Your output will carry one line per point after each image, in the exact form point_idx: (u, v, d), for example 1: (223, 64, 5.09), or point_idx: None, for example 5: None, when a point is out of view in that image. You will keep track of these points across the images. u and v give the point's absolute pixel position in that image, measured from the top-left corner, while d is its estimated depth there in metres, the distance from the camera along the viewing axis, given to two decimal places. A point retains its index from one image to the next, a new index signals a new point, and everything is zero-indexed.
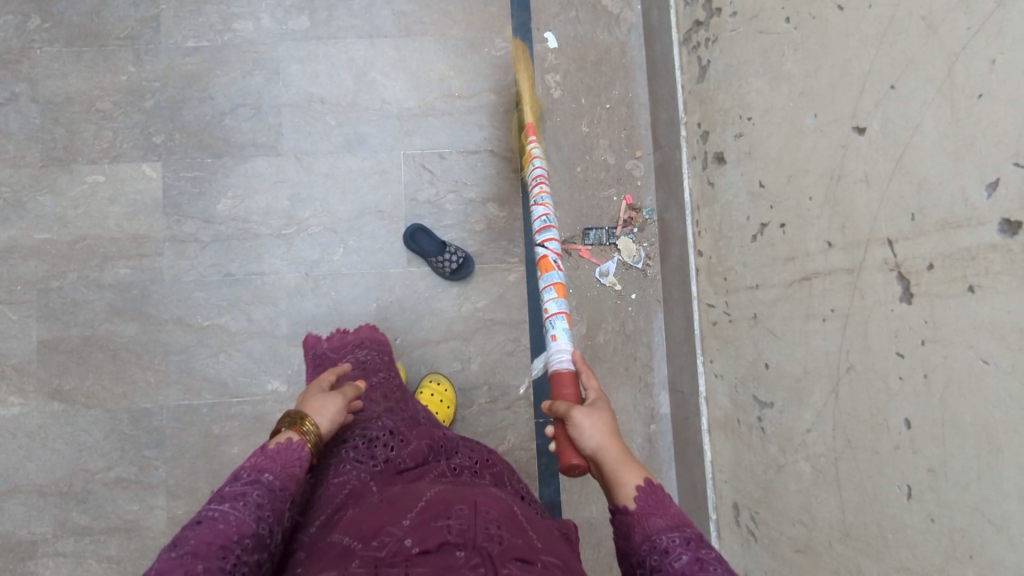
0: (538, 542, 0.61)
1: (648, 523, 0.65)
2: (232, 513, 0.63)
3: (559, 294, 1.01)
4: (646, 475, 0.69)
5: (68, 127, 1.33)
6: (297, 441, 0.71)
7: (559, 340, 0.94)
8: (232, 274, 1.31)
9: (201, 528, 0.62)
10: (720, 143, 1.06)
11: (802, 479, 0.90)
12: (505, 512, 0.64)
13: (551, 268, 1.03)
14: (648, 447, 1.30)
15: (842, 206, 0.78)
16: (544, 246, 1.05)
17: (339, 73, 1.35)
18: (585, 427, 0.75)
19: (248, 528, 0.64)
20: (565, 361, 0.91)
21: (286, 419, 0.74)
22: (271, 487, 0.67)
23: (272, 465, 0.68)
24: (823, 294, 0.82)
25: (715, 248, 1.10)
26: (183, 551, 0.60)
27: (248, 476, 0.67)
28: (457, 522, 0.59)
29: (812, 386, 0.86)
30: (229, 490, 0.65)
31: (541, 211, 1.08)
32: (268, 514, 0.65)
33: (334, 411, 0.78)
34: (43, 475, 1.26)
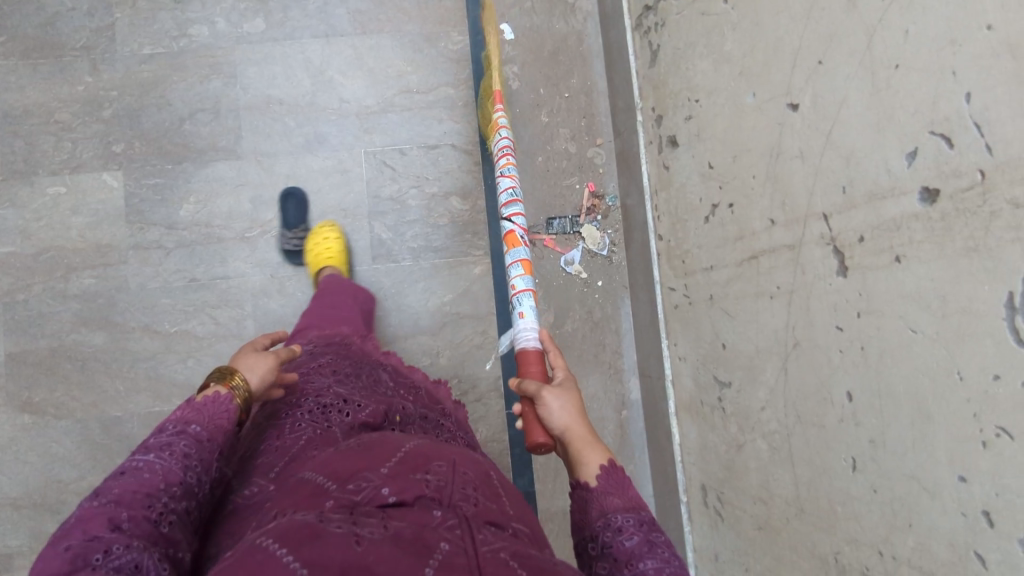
0: (511, 508, 0.62)
1: (604, 501, 0.64)
2: (158, 463, 0.62)
3: (525, 271, 1.07)
4: (608, 455, 0.69)
5: (27, 139, 1.33)
6: (223, 397, 0.69)
7: (527, 319, 1.00)
8: (197, 279, 1.32)
9: (124, 478, 0.60)
10: (672, 126, 1.07)
11: (760, 456, 0.90)
12: (483, 474, 0.65)
13: (517, 242, 1.10)
14: (620, 433, 1.31)
15: (783, 182, 0.78)
16: (511, 220, 1.12)
17: (296, 74, 1.35)
18: (555, 407, 0.75)
19: (175, 476, 0.62)
20: (530, 339, 0.95)
21: (215, 376, 0.72)
22: (198, 437, 0.65)
23: (200, 417, 0.67)
24: (770, 272, 0.83)
25: (673, 231, 1.10)
26: (105, 500, 0.58)
27: (174, 427, 0.65)
28: (435, 478, 0.60)
29: (765, 364, 0.87)
30: (154, 441, 0.64)
31: (506, 183, 1.14)
32: (195, 464, 0.64)
33: (267, 371, 0.75)
34: (15, 487, 1.26)
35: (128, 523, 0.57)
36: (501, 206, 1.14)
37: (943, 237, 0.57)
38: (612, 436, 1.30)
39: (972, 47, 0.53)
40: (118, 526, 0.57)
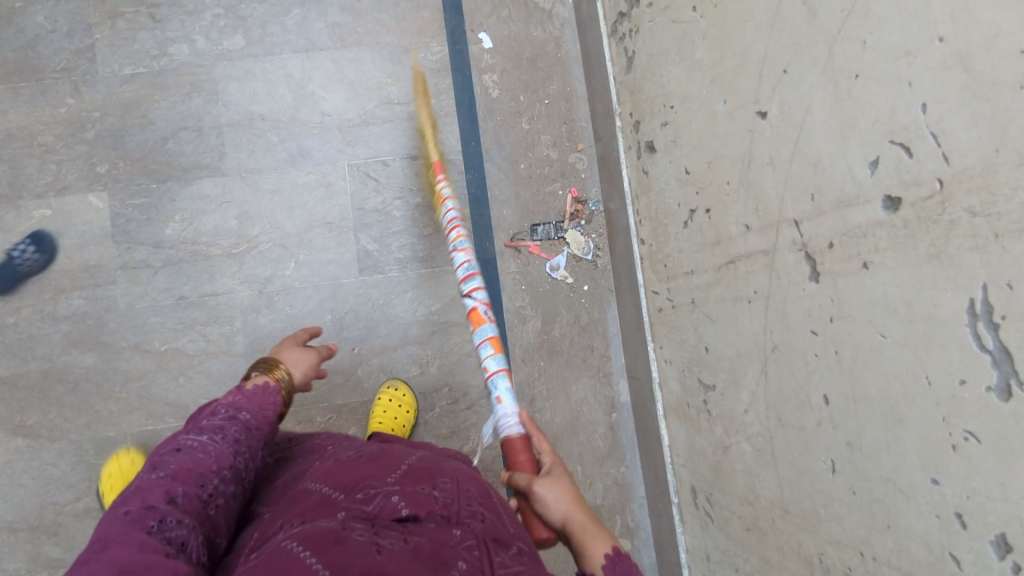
0: (513, 527, 0.62)
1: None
2: (211, 445, 0.65)
3: (497, 350, 0.93)
4: (612, 544, 0.66)
5: (11, 163, 1.33)
6: (270, 386, 0.73)
7: (506, 403, 0.86)
8: (186, 297, 1.32)
9: (181, 455, 0.63)
10: (650, 132, 1.07)
11: (745, 459, 0.91)
12: (486, 491, 0.65)
13: (483, 321, 0.95)
14: (610, 435, 1.32)
15: (755, 188, 0.78)
16: (471, 297, 0.97)
17: (277, 89, 1.35)
18: (550, 499, 0.71)
19: (225, 460, 0.65)
20: (514, 426, 0.82)
21: (259, 365, 0.76)
22: (248, 424, 0.69)
23: (250, 405, 0.70)
24: (746, 276, 0.83)
25: (655, 236, 1.11)
26: (164, 473, 0.62)
27: (226, 412, 0.68)
28: (443, 494, 0.61)
29: (746, 367, 0.88)
30: (208, 423, 0.67)
31: (462, 257, 1.01)
32: (244, 449, 0.67)
33: (308, 366, 0.81)
34: (12, 511, 1.27)
35: (182, 498, 0.60)
36: (459, 281, 0.99)
37: (907, 244, 0.58)
38: (603, 439, 1.31)
39: (926, 58, 0.54)
40: (173, 499, 0.60)
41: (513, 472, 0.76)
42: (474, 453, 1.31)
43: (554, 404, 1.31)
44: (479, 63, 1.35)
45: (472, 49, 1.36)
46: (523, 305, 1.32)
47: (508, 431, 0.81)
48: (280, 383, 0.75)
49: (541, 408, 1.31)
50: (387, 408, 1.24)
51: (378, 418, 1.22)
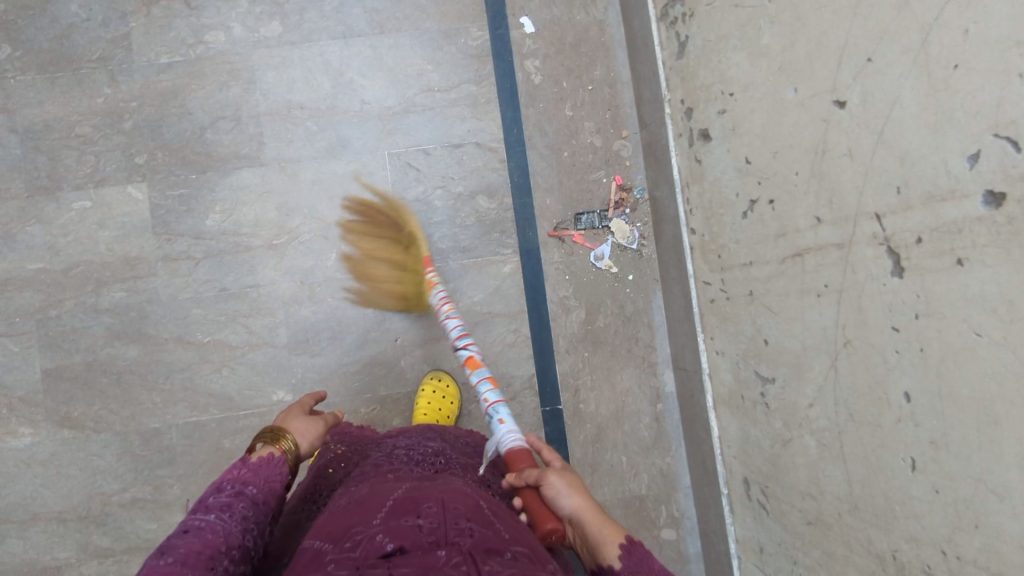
0: (507, 532, 0.65)
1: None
2: (219, 525, 0.68)
3: (494, 385, 0.97)
4: (626, 533, 0.68)
5: (50, 155, 1.32)
6: (276, 457, 0.78)
7: (506, 423, 0.88)
8: (228, 288, 1.31)
9: (190, 536, 0.67)
10: (704, 119, 1.05)
11: (809, 453, 0.90)
12: (473, 505, 0.68)
13: (478, 365, 1.00)
14: (656, 426, 1.31)
15: (829, 180, 0.76)
16: (464, 348, 1.03)
17: (315, 78, 1.33)
18: (559, 488, 0.73)
19: (235, 539, 0.69)
20: (513, 438, 0.85)
21: (265, 436, 0.81)
22: (255, 500, 0.73)
23: (255, 479, 0.74)
24: (816, 270, 0.82)
25: (707, 226, 1.09)
26: (173, 559, 0.64)
27: (232, 488, 0.72)
28: (428, 521, 0.62)
29: (813, 361, 0.86)
30: (214, 501, 0.71)
31: (451, 322, 1.06)
32: (252, 527, 0.71)
33: (314, 435, 0.87)
34: (60, 501, 1.29)
35: None
36: (452, 336, 1.05)
37: (1010, 241, 0.56)
38: (648, 429, 1.30)
39: None
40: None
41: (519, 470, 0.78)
42: None
43: (599, 395, 1.31)
44: (520, 48, 1.33)
45: (514, 34, 1.33)
46: (567, 295, 1.31)
47: (507, 442, 0.84)
48: (286, 454, 0.80)
49: (586, 398, 1.30)
50: (431, 400, 1.24)
51: (421, 410, 1.23)
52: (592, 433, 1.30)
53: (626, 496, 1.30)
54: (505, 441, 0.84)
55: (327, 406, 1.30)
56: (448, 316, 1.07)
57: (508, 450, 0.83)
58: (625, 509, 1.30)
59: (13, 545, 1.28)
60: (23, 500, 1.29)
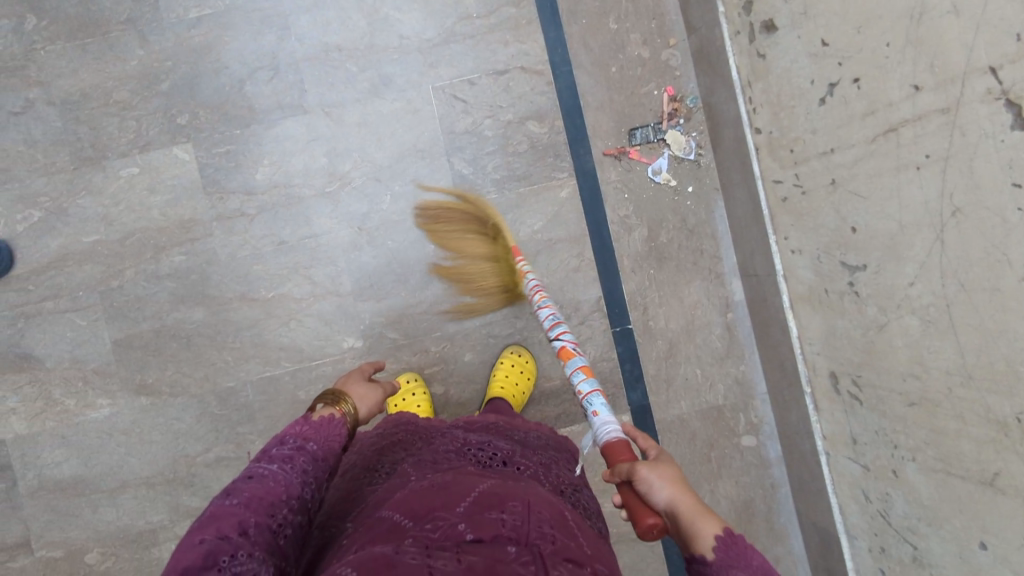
0: (589, 547, 0.64)
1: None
2: (281, 474, 0.70)
3: (588, 375, 0.94)
4: (726, 525, 0.62)
5: (91, 124, 1.30)
6: (336, 418, 0.80)
7: (602, 414, 0.84)
8: (286, 241, 1.30)
9: (254, 482, 0.68)
10: (768, 10, 1.03)
11: (910, 333, 0.89)
12: (558, 512, 0.66)
13: (572, 354, 0.97)
14: (728, 336, 1.30)
15: (930, 43, 0.76)
16: (560, 338, 0.99)
17: (350, 17, 1.30)
18: (653, 482, 0.66)
19: (294, 490, 0.70)
20: (614, 431, 0.80)
21: (326, 397, 0.83)
22: (315, 456, 0.74)
23: (316, 435, 0.76)
24: (915, 141, 0.81)
25: (775, 121, 1.07)
26: (238, 501, 0.66)
27: (294, 442, 0.74)
28: (511, 516, 0.62)
29: (912, 238, 0.84)
30: (277, 452, 0.72)
31: (547, 310, 1.04)
32: (311, 480, 0.72)
33: (373, 401, 0.89)
34: (146, 467, 1.30)
35: (254, 528, 0.64)
36: (546, 328, 1.02)
37: None
38: (720, 339, 1.30)
39: None
40: (245, 530, 0.64)
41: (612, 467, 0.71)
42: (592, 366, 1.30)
43: (669, 310, 1.30)
44: None
45: None
46: (628, 214, 1.30)
47: (606, 434, 0.80)
48: (346, 415, 0.82)
49: (655, 315, 1.30)
50: (509, 370, 1.25)
51: (499, 382, 1.23)
52: (665, 348, 1.30)
53: (703, 408, 1.30)
54: (602, 433, 0.80)
55: (397, 348, 1.31)
56: (541, 306, 1.05)
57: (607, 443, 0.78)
58: (703, 421, 1.30)
59: (106, 514, 1.30)
60: (110, 469, 1.30)
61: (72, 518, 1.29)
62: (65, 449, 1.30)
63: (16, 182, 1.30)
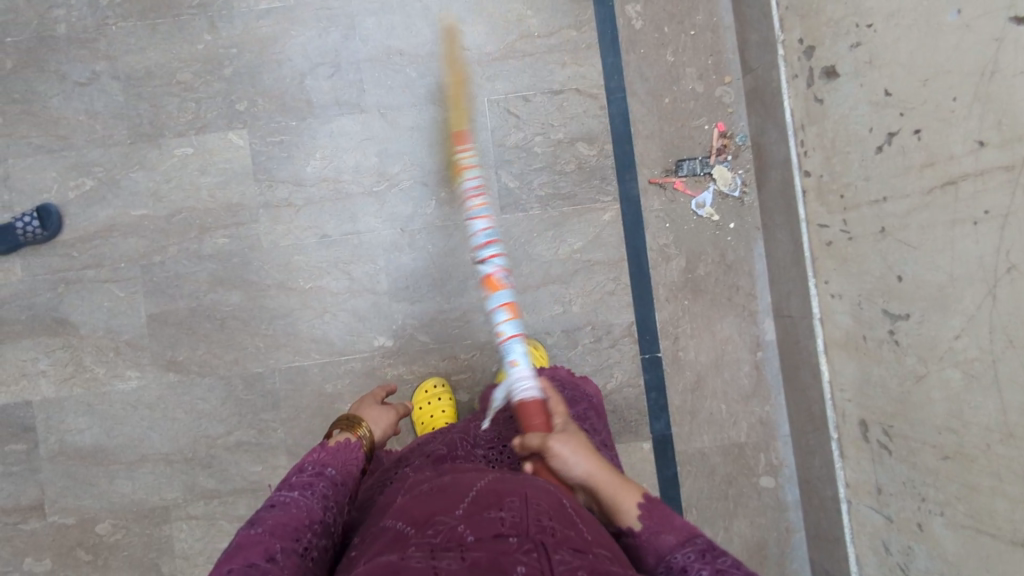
0: (590, 535, 0.64)
1: (659, 541, 0.70)
2: (302, 500, 0.72)
3: (511, 315, 1.02)
4: (643, 494, 0.74)
5: (152, 101, 1.33)
6: (353, 443, 0.82)
7: (519, 367, 0.89)
8: (329, 235, 1.32)
9: (276, 509, 0.70)
10: (831, 57, 1.04)
11: (950, 387, 0.89)
12: (556, 502, 0.66)
13: (500, 286, 1.07)
14: (756, 374, 1.30)
15: (1000, 101, 0.77)
16: (491, 263, 1.08)
17: (415, 24, 1.33)
18: (570, 459, 0.76)
19: (317, 514, 0.72)
20: (528, 389, 0.86)
21: (342, 424, 0.86)
22: (334, 480, 0.76)
23: (334, 461, 0.78)
24: (974, 196, 0.82)
25: (827, 166, 1.08)
26: (262, 529, 0.68)
27: (313, 469, 0.76)
28: (510, 514, 0.62)
29: (962, 292, 0.85)
30: (297, 479, 0.75)
31: (479, 224, 1.07)
32: (332, 504, 0.74)
33: (386, 423, 0.92)
34: (167, 443, 1.31)
35: (280, 554, 0.66)
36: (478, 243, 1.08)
37: None
38: (747, 377, 1.30)
39: None
40: (272, 556, 0.65)
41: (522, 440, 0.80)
42: (618, 390, 1.30)
43: (700, 343, 1.30)
44: None
45: None
46: (667, 243, 1.30)
47: (522, 394, 0.86)
48: (362, 439, 0.85)
49: (686, 346, 1.30)
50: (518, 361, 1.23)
51: None
52: (693, 380, 1.30)
53: (725, 443, 1.30)
54: (519, 391, 0.86)
55: (427, 351, 1.32)
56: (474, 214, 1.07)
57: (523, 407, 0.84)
58: (724, 457, 1.30)
59: (122, 486, 1.30)
60: (131, 442, 1.31)
61: (88, 486, 1.30)
62: (88, 417, 1.31)
63: (74, 151, 1.33)
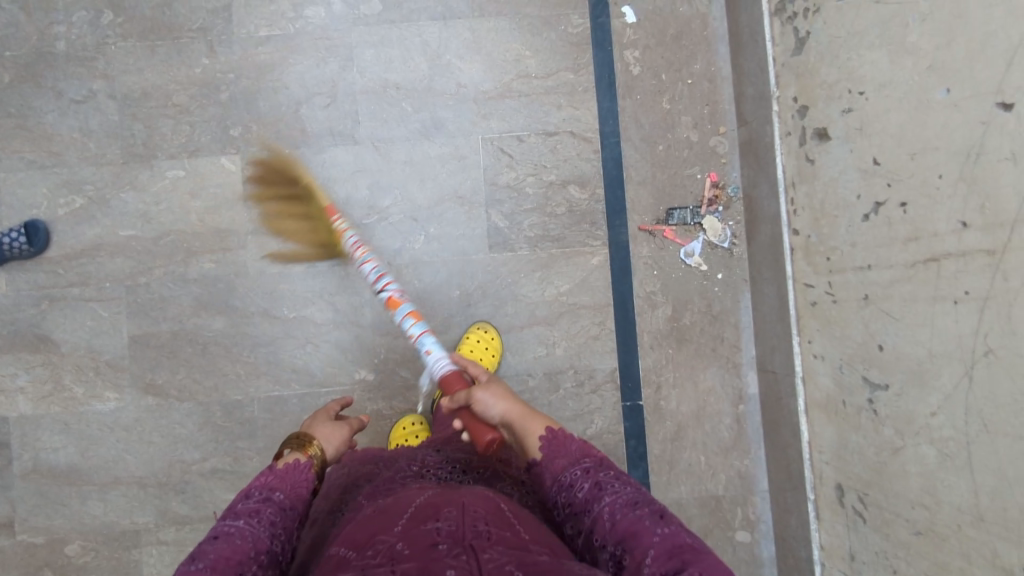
0: (527, 533, 0.64)
1: (554, 465, 0.76)
2: (247, 529, 0.70)
3: (416, 318, 1.01)
4: (548, 424, 0.80)
5: (146, 122, 1.33)
6: (302, 463, 0.79)
7: (433, 351, 0.96)
8: (315, 265, 1.32)
9: (220, 542, 0.68)
10: (823, 119, 1.03)
11: (925, 463, 0.88)
12: (493, 508, 0.67)
13: (399, 304, 1.03)
14: (736, 427, 1.29)
15: (984, 185, 0.76)
16: (385, 289, 1.05)
17: (412, 58, 1.33)
18: (489, 400, 0.84)
19: (263, 544, 0.70)
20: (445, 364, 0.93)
21: (292, 443, 0.83)
22: (281, 505, 0.74)
23: (282, 484, 0.76)
24: (956, 276, 0.81)
25: (815, 227, 1.07)
26: (204, 564, 0.66)
27: (259, 494, 0.74)
28: (445, 524, 0.62)
29: (940, 370, 0.84)
30: (243, 507, 0.72)
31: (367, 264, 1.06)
32: (280, 531, 0.72)
33: (339, 438, 0.89)
34: (141, 467, 1.30)
35: None
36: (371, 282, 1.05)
37: None
38: (728, 429, 1.29)
39: None
40: None
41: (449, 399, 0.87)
42: (597, 437, 1.29)
43: (682, 393, 1.29)
44: (621, 38, 1.31)
45: (615, 23, 1.31)
46: (654, 291, 1.30)
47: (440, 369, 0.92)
48: (313, 459, 0.82)
49: (667, 395, 1.29)
50: (473, 350, 1.24)
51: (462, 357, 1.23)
52: (674, 430, 1.29)
53: (702, 495, 1.29)
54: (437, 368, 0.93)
55: (407, 387, 1.31)
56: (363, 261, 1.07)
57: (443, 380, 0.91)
58: (700, 509, 1.28)
59: (93, 507, 1.29)
60: (106, 463, 1.30)
61: (60, 506, 1.29)
62: (64, 436, 1.30)
63: (66, 168, 1.33)
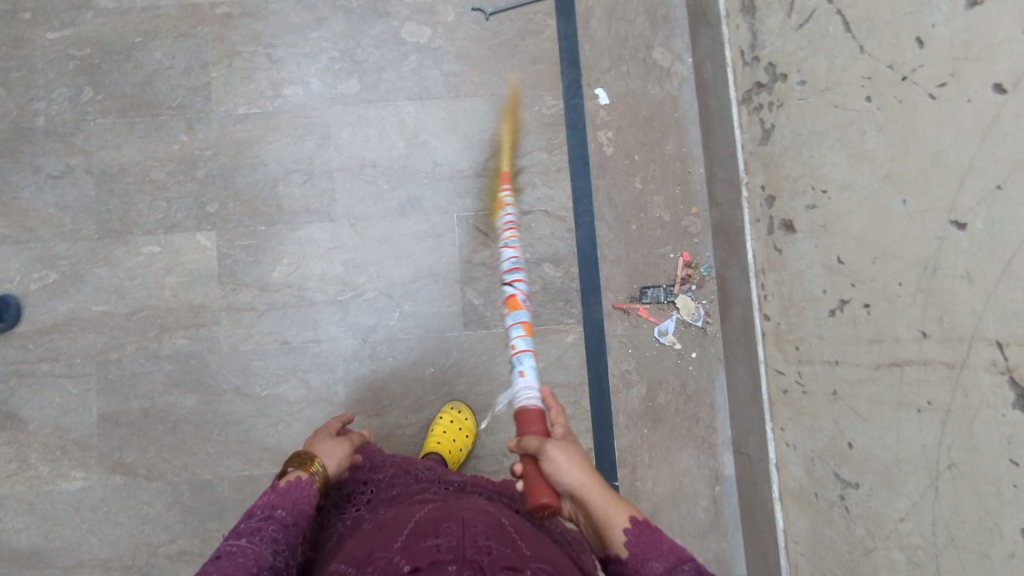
0: (528, 550, 0.62)
1: (646, 570, 0.63)
2: (249, 547, 0.65)
3: (525, 332, 0.96)
4: (633, 513, 0.67)
5: (123, 197, 1.34)
6: (304, 481, 0.72)
7: (526, 377, 0.88)
8: (289, 341, 1.31)
9: (223, 562, 0.62)
10: (788, 211, 1.04)
11: (896, 569, 0.87)
12: (494, 523, 0.64)
13: (518, 307, 0.99)
14: (713, 510, 1.27)
15: (942, 298, 0.77)
16: (511, 284, 1.01)
17: (389, 136, 1.34)
18: (563, 464, 0.71)
19: (266, 561, 0.65)
20: (531, 397, 0.84)
21: (296, 460, 0.75)
22: (284, 522, 0.68)
23: (285, 501, 0.70)
24: (918, 383, 0.81)
25: (784, 315, 1.07)
26: None
27: (261, 511, 0.68)
28: (447, 540, 0.59)
29: (908, 476, 0.84)
30: (245, 526, 0.67)
31: (509, 253, 1.04)
32: (283, 548, 0.67)
33: (341, 456, 0.79)
34: (106, 549, 1.27)
35: None
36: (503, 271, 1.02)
37: None
38: (705, 512, 1.27)
39: None
40: None
41: (519, 440, 0.76)
42: None
43: (658, 474, 1.27)
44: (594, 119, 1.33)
45: (589, 105, 1.34)
46: (629, 369, 1.29)
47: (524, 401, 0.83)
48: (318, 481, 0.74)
49: (643, 476, 1.27)
50: (447, 429, 1.22)
51: (436, 437, 1.21)
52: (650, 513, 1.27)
53: None
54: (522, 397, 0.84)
55: None
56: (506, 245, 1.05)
57: (520, 411, 0.81)
58: None
59: None
60: (70, 545, 1.27)
61: None
62: (28, 517, 1.27)
63: (40, 243, 1.32)
